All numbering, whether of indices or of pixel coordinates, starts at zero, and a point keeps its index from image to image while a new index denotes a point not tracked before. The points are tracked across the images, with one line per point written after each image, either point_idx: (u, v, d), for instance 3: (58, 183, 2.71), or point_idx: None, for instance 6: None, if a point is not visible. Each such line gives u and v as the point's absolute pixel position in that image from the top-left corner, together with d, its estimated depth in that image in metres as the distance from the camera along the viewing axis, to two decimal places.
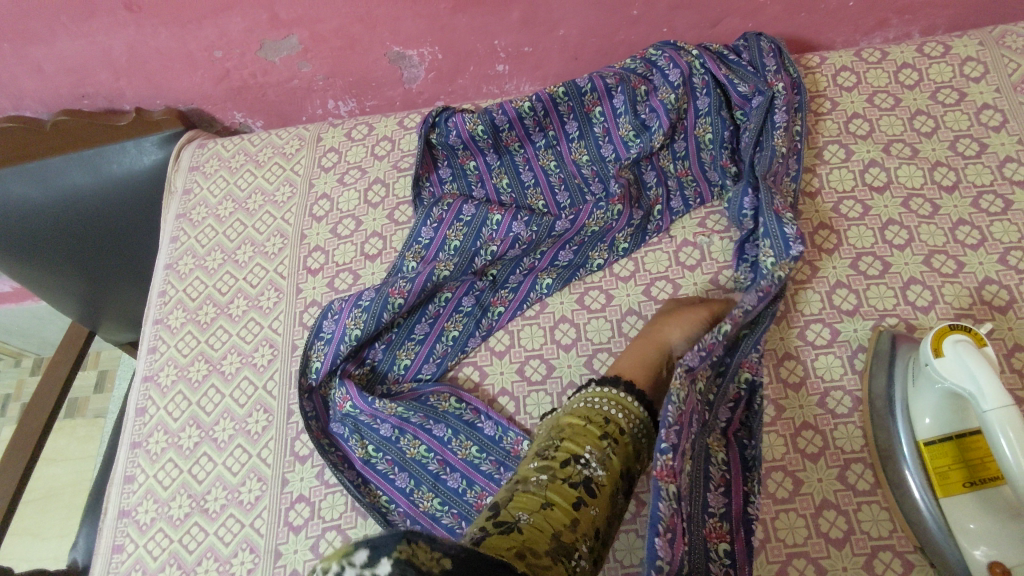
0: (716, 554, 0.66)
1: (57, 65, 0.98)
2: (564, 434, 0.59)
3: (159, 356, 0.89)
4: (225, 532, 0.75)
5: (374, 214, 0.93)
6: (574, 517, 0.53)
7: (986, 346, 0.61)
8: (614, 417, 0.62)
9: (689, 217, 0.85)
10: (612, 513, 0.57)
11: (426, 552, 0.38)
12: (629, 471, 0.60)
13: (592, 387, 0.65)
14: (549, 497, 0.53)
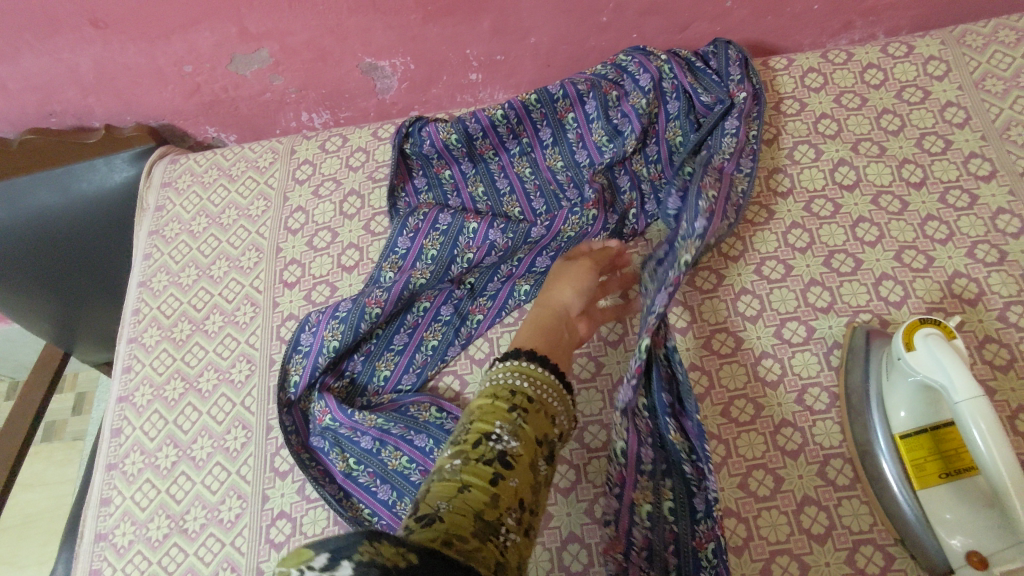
0: (705, 562, 0.65)
1: (22, 83, 0.97)
2: (475, 414, 0.56)
3: (134, 375, 0.88)
4: (205, 552, 0.74)
5: (350, 225, 0.92)
6: (494, 493, 0.50)
7: (956, 337, 0.62)
8: (519, 381, 0.59)
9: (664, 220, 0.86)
10: (534, 481, 0.54)
11: (390, 548, 0.37)
12: (548, 436, 0.57)
13: (496, 363, 0.62)
14: (466, 480, 0.49)
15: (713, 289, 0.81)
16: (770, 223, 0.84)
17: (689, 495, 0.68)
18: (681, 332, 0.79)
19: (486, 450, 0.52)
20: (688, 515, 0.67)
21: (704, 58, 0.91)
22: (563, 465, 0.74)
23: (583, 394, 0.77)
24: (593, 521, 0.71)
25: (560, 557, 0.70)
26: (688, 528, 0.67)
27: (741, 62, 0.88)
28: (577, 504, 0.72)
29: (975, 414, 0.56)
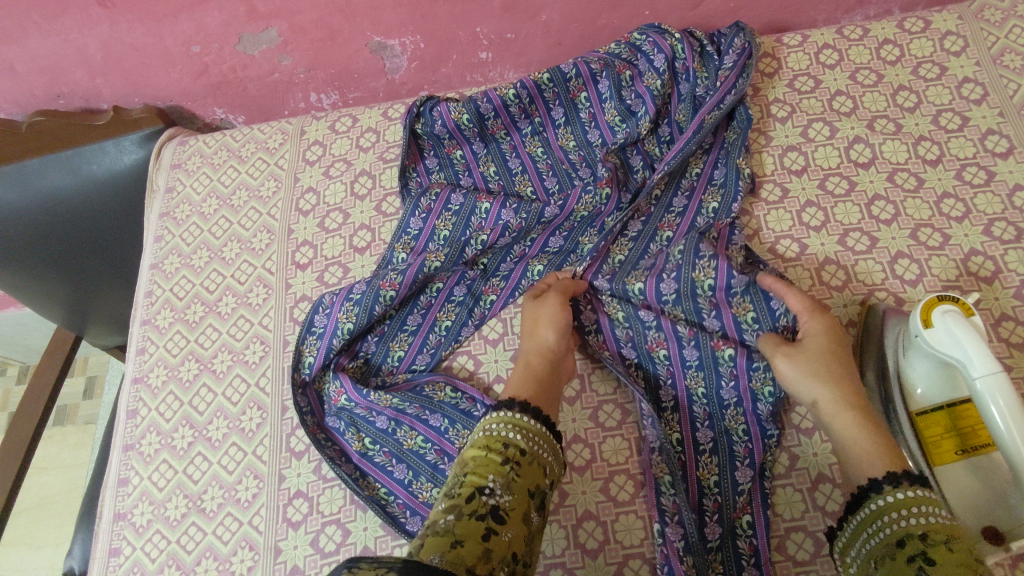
0: (740, 529, 0.67)
1: (30, 65, 0.96)
2: (467, 467, 0.55)
3: (148, 356, 0.88)
4: (223, 531, 0.75)
5: (361, 207, 0.92)
6: (486, 548, 0.49)
7: (974, 315, 0.62)
8: (513, 433, 0.58)
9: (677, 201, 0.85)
10: (528, 533, 0.54)
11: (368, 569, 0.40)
12: (539, 487, 0.57)
13: (489, 413, 0.61)
14: (457, 534, 0.49)
15: None
16: (784, 201, 0.83)
17: (732, 468, 0.70)
18: None
19: (471, 505, 0.51)
20: (730, 488, 0.69)
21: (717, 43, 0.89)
22: (579, 444, 0.74)
23: (597, 373, 0.78)
24: (608, 499, 0.71)
25: (576, 534, 0.70)
26: (732, 500, 0.69)
27: (744, 51, 0.85)
28: (593, 482, 0.72)
29: (993, 391, 0.56)
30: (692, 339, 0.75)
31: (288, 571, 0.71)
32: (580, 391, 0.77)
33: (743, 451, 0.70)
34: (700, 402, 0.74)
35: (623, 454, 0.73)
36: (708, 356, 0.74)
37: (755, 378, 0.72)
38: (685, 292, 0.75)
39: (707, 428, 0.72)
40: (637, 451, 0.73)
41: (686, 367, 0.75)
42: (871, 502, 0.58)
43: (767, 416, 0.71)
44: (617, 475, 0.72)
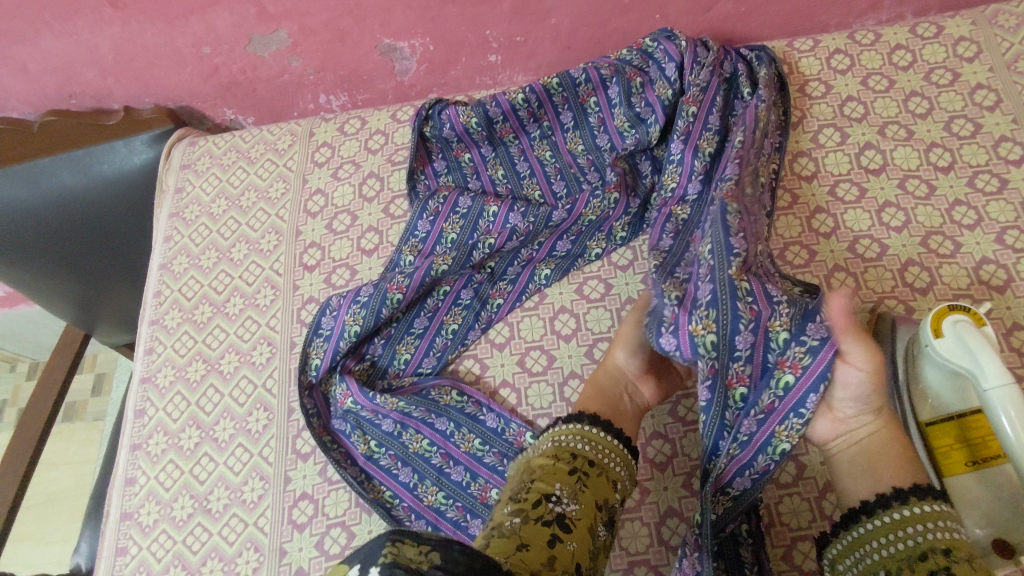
0: (742, 538, 0.67)
1: (43, 65, 0.97)
2: (534, 474, 0.56)
3: (157, 356, 0.89)
4: (229, 532, 0.75)
5: (369, 209, 0.92)
6: (551, 555, 0.49)
7: (985, 325, 0.62)
8: (582, 444, 0.60)
9: None
10: (593, 548, 0.53)
11: (413, 548, 0.40)
12: (607, 502, 0.57)
13: (558, 424, 0.63)
14: (524, 539, 0.49)
15: None
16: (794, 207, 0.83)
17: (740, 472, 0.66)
18: None
19: (536, 510, 0.52)
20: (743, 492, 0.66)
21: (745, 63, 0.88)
22: None
23: None
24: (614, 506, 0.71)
25: None
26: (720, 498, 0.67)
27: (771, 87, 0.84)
28: None
29: (1003, 400, 0.56)
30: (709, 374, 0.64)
31: (293, 573, 0.71)
32: None
33: (763, 466, 0.65)
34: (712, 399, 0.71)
35: None
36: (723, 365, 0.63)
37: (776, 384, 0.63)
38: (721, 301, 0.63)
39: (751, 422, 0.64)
40: (643, 458, 0.72)
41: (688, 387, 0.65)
42: (864, 525, 0.60)
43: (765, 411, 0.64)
44: None
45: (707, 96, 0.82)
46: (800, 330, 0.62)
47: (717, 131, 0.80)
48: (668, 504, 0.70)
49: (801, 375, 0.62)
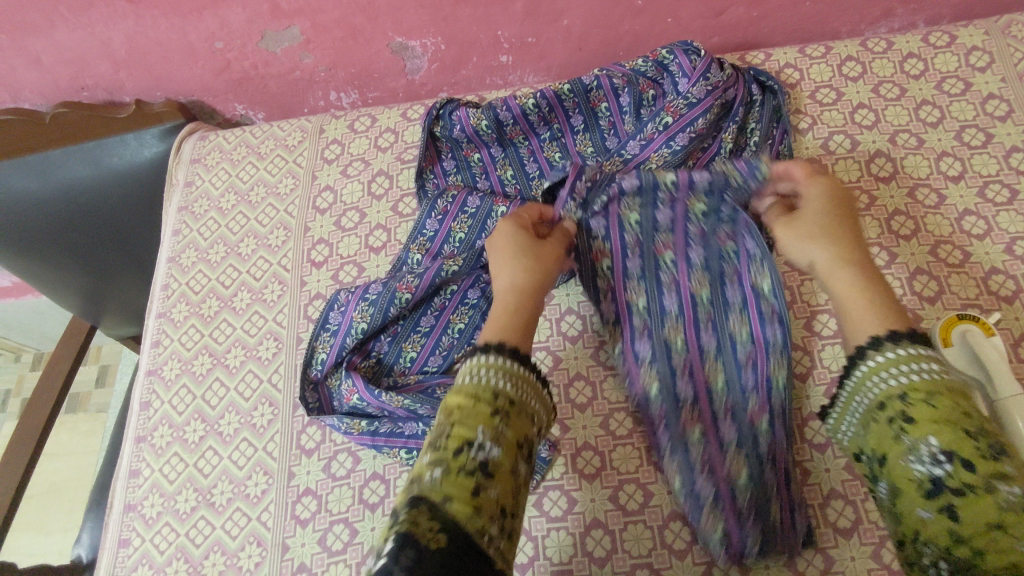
0: (739, 488, 0.67)
1: (55, 57, 0.97)
2: (453, 418, 0.53)
3: (163, 349, 0.89)
4: (232, 526, 0.76)
5: (378, 206, 0.92)
6: (476, 505, 0.48)
7: (994, 335, 0.61)
8: (503, 381, 0.56)
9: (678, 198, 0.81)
10: (517, 486, 0.53)
11: (427, 524, 0.46)
12: (528, 439, 0.55)
13: (464, 363, 0.58)
14: (445, 492, 0.48)
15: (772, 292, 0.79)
16: None
17: (761, 465, 0.68)
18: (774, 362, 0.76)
19: (456, 458, 0.50)
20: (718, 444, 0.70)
21: (759, 84, 0.88)
22: (589, 451, 0.74)
23: (609, 380, 0.78)
24: (617, 508, 0.71)
25: (584, 541, 0.70)
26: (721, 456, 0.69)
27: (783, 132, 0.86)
28: (602, 489, 0.72)
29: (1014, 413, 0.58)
30: (645, 331, 0.76)
31: (295, 568, 0.72)
32: (591, 398, 0.77)
33: (770, 452, 0.68)
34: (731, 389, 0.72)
35: (633, 463, 0.73)
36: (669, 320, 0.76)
37: (732, 321, 0.74)
38: (650, 270, 0.78)
39: (688, 379, 0.73)
40: (648, 461, 0.72)
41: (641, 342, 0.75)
42: (865, 362, 0.57)
43: (744, 364, 0.73)
44: (627, 484, 0.72)
45: (691, 113, 0.82)
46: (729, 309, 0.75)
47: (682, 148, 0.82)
48: (672, 507, 0.70)
49: (748, 323, 0.74)
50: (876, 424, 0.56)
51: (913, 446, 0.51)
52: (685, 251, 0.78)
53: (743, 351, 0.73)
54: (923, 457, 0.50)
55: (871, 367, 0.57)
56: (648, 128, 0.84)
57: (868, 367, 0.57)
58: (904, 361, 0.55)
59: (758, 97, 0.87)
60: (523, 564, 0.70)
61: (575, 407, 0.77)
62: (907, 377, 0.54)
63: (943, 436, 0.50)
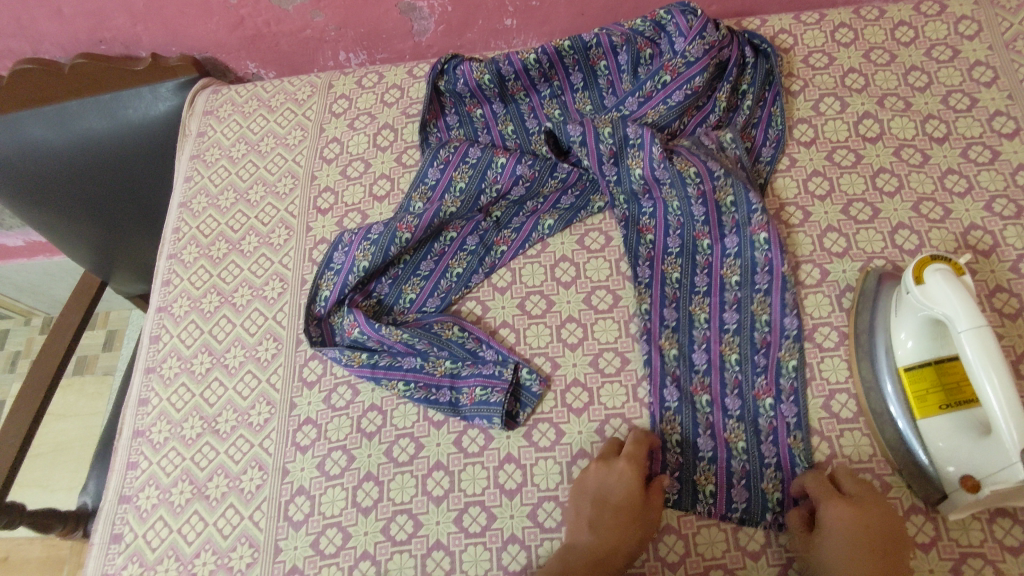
0: (702, 495, 0.70)
1: (76, 9, 1.01)
2: None
3: (173, 288, 0.92)
4: (235, 451, 0.79)
5: (383, 157, 0.95)
6: None
7: (965, 274, 0.65)
8: None
9: (732, 211, 0.79)
10: None
11: None
12: None
13: None
14: None
15: None
16: (792, 169, 0.86)
17: (728, 484, 0.71)
18: None
19: None
20: (692, 453, 0.73)
21: (753, 47, 0.91)
22: (579, 387, 0.77)
23: (600, 323, 0.80)
24: (603, 440, 0.74)
25: (570, 471, 0.73)
26: (692, 462, 0.72)
27: (779, 95, 0.89)
28: (589, 423, 0.75)
29: (975, 341, 0.59)
30: (675, 301, 0.79)
31: (294, 491, 0.76)
32: (582, 339, 0.80)
33: (741, 470, 0.71)
34: (734, 420, 0.73)
35: (620, 399, 0.76)
36: (685, 335, 0.78)
37: (754, 303, 0.77)
38: (686, 250, 0.81)
39: (676, 389, 0.75)
40: (633, 397, 0.76)
41: (663, 327, 0.78)
42: None
43: (698, 343, 0.77)
44: (613, 418, 0.75)
45: (688, 72, 0.85)
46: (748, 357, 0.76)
47: (676, 106, 0.85)
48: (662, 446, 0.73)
49: (769, 309, 0.77)
50: None
51: None
52: (721, 237, 0.80)
53: (732, 374, 0.75)
54: None
55: None
56: (646, 87, 0.87)
57: None
58: None
59: (752, 59, 0.89)
60: (511, 490, 0.73)
61: (566, 346, 0.80)
62: None
63: None
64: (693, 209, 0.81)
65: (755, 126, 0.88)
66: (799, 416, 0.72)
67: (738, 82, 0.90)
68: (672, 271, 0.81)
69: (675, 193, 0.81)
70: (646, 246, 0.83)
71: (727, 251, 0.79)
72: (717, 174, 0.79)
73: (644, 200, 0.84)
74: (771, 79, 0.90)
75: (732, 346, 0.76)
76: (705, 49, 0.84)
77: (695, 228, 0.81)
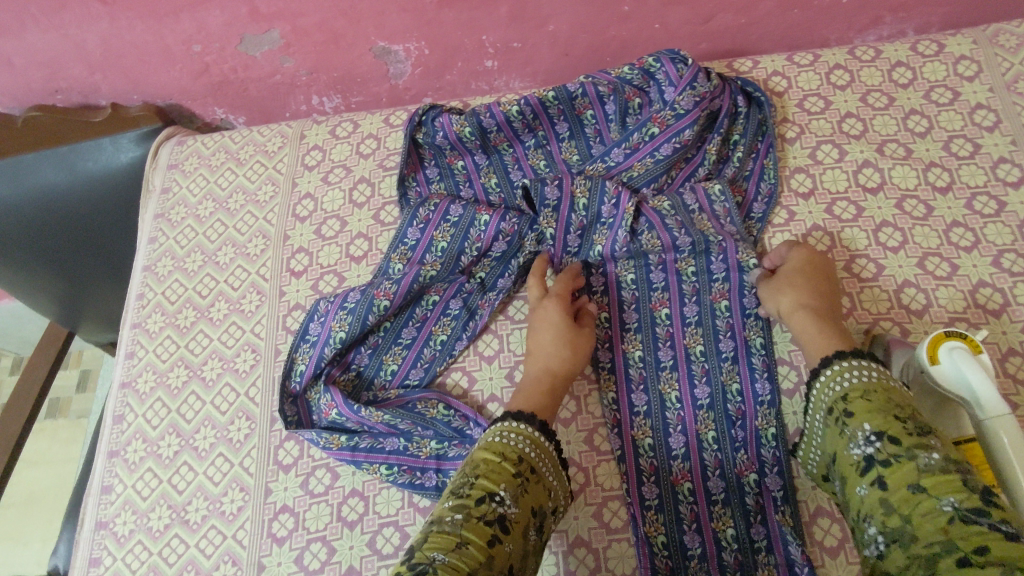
0: None
1: (28, 59, 0.95)
2: (479, 470, 0.56)
3: (137, 361, 0.86)
4: (207, 544, 0.74)
5: (359, 214, 0.90)
6: (489, 554, 0.50)
7: (982, 352, 0.61)
8: (527, 447, 0.59)
9: (702, 281, 0.78)
10: (525, 550, 0.54)
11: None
12: (542, 509, 0.57)
13: (467, 468, 0.57)
14: (464, 536, 0.50)
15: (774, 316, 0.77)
16: (790, 224, 0.82)
17: None
18: (787, 392, 0.73)
19: (463, 516, 0.52)
20: (681, 553, 0.67)
21: (745, 95, 0.87)
22: (573, 466, 0.73)
23: (593, 393, 0.76)
24: (600, 525, 0.69)
25: (566, 560, 0.68)
26: (681, 564, 0.67)
27: (773, 143, 0.85)
28: (585, 506, 0.71)
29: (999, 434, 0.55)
30: (642, 382, 0.75)
31: None
32: (575, 413, 0.75)
33: (734, 562, 0.66)
34: (718, 504, 0.68)
35: (617, 479, 0.71)
36: (659, 419, 0.73)
37: (723, 372, 0.74)
38: (645, 322, 0.78)
39: (653, 484, 0.70)
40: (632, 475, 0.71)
41: (633, 414, 0.74)
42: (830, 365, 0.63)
43: (673, 426, 0.73)
44: (611, 500, 0.70)
45: (677, 124, 0.80)
46: (727, 428, 0.71)
47: (665, 160, 0.81)
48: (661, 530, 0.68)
49: (739, 377, 0.73)
50: (833, 434, 0.61)
51: (853, 433, 0.58)
52: (680, 305, 0.78)
53: (712, 454, 0.71)
54: (859, 440, 0.57)
55: (823, 380, 0.63)
56: (633, 138, 0.83)
57: (824, 378, 0.63)
58: (842, 370, 0.62)
59: (744, 109, 0.85)
60: None
61: (558, 421, 0.75)
62: (854, 380, 0.61)
63: (876, 421, 0.57)
64: (652, 281, 0.79)
65: (747, 178, 0.84)
66: (785, 491, 0.68)
67: (730, 131, 0.86)
68: (632, 349, 0.77)
69: (634, 266, 0.80)
70: (602, 326, 0.79)
71: (687, 319, 0.77)
72: (677, 241, 0.79)
73: (595, 274, 0.82)
74: (765, 128, 0.86)
75: (708, 423, 0.72)
76: (697, 97, 0.80)
77: (652, 298, 0.79)
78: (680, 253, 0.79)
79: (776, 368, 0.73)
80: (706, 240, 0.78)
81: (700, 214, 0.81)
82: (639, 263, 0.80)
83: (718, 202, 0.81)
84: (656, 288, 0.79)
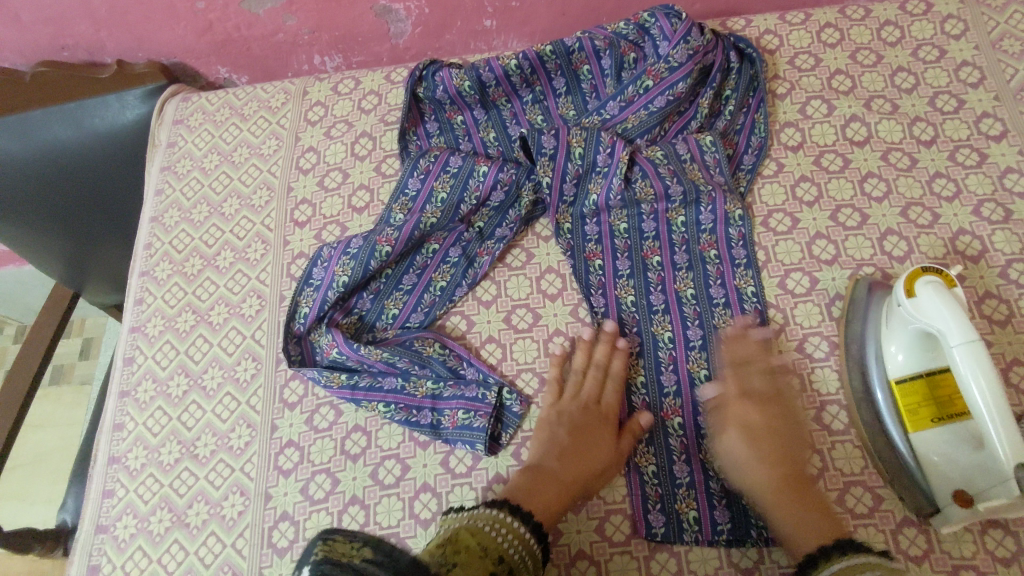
0: (687, 523, 0.68)
1: (35, 15, 0.97)
2: (454, 550, 0.52)
3: (146, 307, 0.89)
4: (216, 476, 0.77)
5: (361, 166, 0.93)
6: None
7: (956, 287, 0.64)
8: (506, 540, 0.57)
9: (692, 231, 0.81)
10: None
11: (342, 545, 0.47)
12: None
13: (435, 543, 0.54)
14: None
15: (761, 263, 0.79)
16: (779, 175, 0.84)
17: (710, 507, 0.68)
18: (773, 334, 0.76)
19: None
20: (670, 482, 0.70)
21: (738, 52, 0.90)
22: None
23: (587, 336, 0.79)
24: None
25: None
26: (671, 491, 0.70)
27: (763, 98, 0.87)
28: None
29: (968, 358, 0.58)
30: (635, 324, 0.78)
31: (277, 516, 0.73)
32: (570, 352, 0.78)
33: (720, 488, 0.69)
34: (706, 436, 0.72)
35: None
36: (650, 358, 0.76)
37: (716, 317, 0.77)
38: (637, 268, 0.81)
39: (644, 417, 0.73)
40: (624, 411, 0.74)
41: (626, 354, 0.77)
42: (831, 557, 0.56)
43: (665, 365, 0.75)
44: None
45: (671, 77, 0.83)
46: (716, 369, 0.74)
47: (658, 111, 0.84)
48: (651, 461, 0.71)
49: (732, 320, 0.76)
50: None
51: None
52: (671, 253, 0.81)
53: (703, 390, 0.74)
54: None
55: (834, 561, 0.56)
56: (629, 91, 0.85)
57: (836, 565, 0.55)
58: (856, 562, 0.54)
59: (736, 64, 0.88)
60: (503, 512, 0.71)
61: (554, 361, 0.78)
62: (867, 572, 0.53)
63: None
64: (645, 230, 0.83)
65: (738, 132, 0.87)
66: None
67: (723, 86, 0.89)
68: (625, 294, 0.79)
69: (627, 215, 0.83)
70: (596, 274, 0.81)
71: (678, 266, 0.80)
72: (670, 192, 0.82)
73: (589, 224, 0.84)
74: (755, 83, 0.89)
75: (699, 362, 0.75)
76: (690, 52, 0.82)
77: (645, 246, 0.82)
78: (672, 203, 0.82)
79: (770, 313, 0.77)
80: (697, 190, 0.81)
81: (691, 163, 0.83)
82: (631, 214, 0.83)
83: (709, 154, 0.83)
84: (648, 237, 0.82)
